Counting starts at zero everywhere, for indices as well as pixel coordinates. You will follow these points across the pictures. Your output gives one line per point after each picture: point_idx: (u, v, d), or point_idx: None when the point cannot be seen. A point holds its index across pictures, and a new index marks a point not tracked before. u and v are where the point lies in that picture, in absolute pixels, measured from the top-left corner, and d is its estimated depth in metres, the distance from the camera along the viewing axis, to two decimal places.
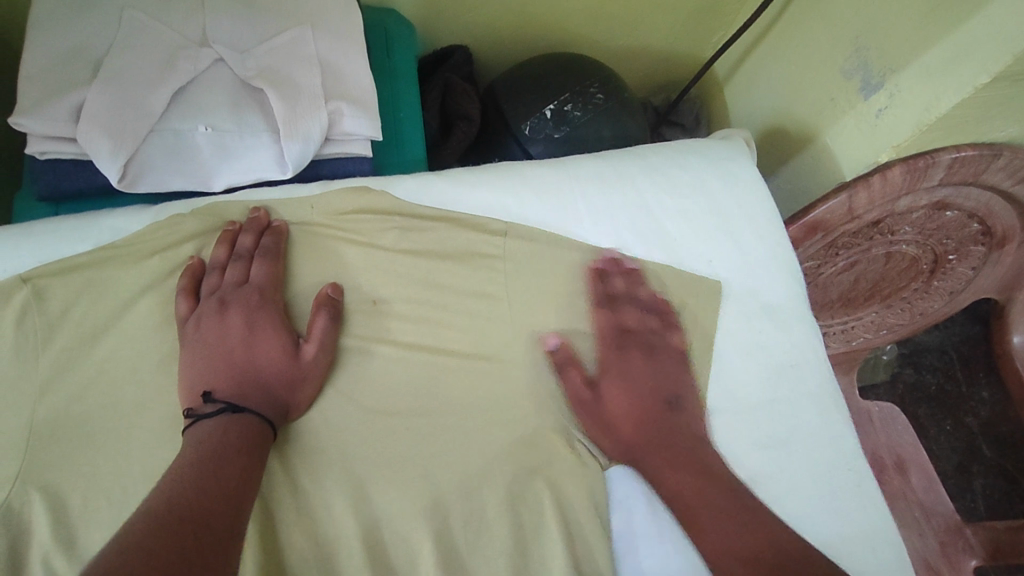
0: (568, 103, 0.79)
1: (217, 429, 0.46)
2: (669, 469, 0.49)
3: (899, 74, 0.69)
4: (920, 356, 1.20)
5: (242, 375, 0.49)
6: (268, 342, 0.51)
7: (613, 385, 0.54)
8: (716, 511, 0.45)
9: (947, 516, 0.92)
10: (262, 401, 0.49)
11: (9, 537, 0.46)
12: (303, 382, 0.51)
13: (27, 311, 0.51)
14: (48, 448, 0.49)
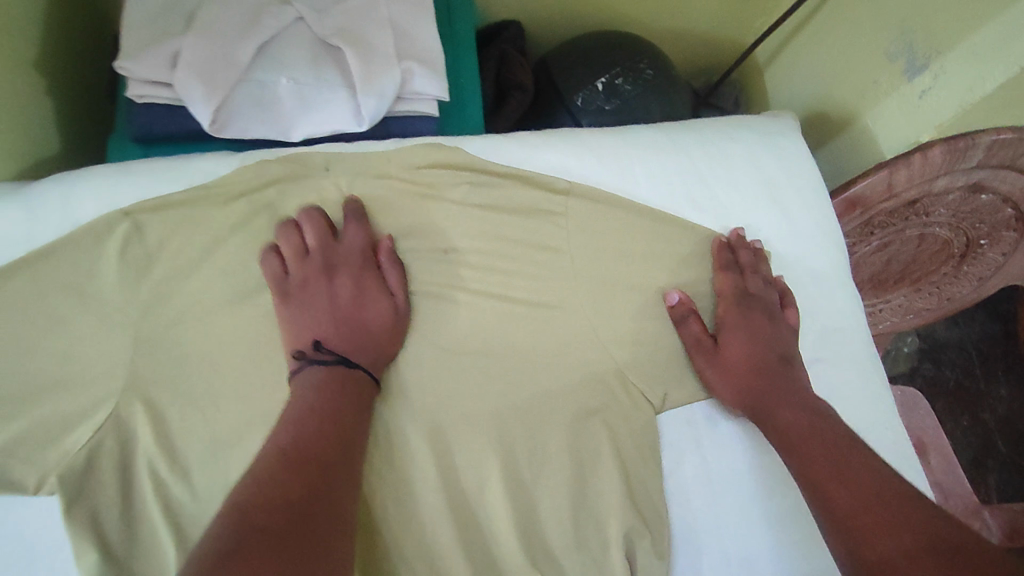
0: (619, 77, 0.82)
1: (334, 380, 0.52)
2: (784, 410, 0.54)
3: (945, 56, 0.71)
4: (939, 352, 1.24)
5: (353, 333, 0.56)
6: (371, 301, 0.57)
7: (734, 340, 0.60)
8: (826, 445, 0.51)
9: (965, 497, 0.95)
10: (366, 356, 0.55)
11: (121, 439, 0.51)
12: (397, 338, 0.57)
13: (130, 243, 0.56)
14: (150, 366, 0.53)
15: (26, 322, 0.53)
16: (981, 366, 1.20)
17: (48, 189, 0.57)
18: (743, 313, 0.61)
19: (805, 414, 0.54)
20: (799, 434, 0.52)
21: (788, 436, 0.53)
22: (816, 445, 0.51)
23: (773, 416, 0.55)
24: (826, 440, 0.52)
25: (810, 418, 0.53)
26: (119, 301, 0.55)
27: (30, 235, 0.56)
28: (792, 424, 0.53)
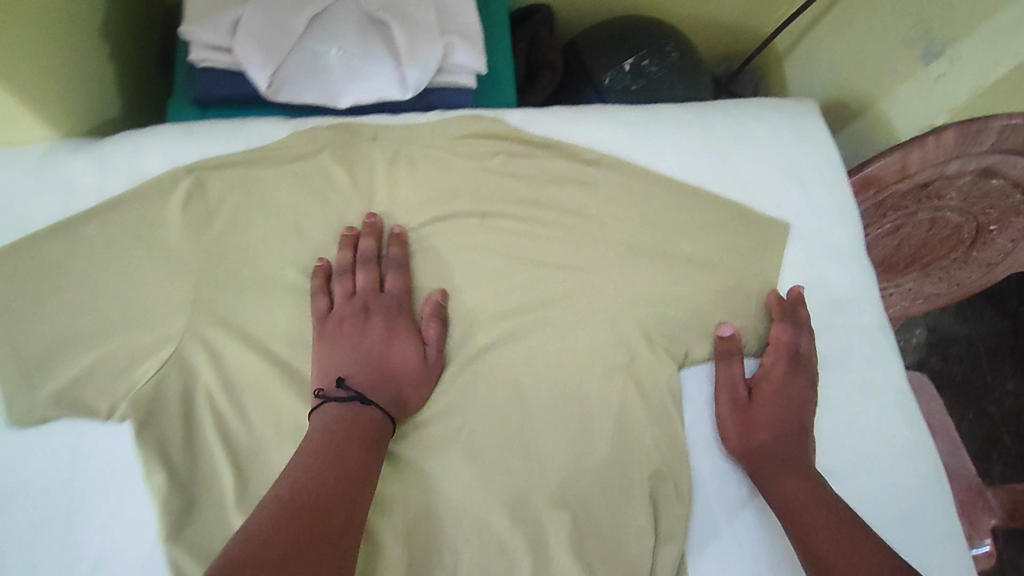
0: (646, 59, 0.85)
1: (352, 416, 0.52)
2: (791, 478, 0.55)
3: (961, 42, 0.74)
4: (948, 345, 1.28)
5: (379, 376, 0.56)
6: (401, 346, 0.57)
7: (769, 394, 0.60)
8: (820, 521, 0.52)
9: (969, 479, 0.97)
10: (386, 399, 0.55)
11: (183, 376, 0.56)
12: (425, 382, 0.58)
13: (192, 197, 0.60)
14: (209, 312, 0.57)
15: (95, 267, 0.57)
16: (990, 361, 1.25)
17: (118, 145, 0.61)
18: (788, 370, 0.61)
19: (812, 485, 0.55)
20: (800, 504, 0.53)
21: (792, 502, 0.54)
22: (818, 514, 0.52)
23: (781, 481, 0.55)
24: (821, 516, 0.52)
25: (815, 488, 0.54)
26: (180, 251, 0.59)
27: (99, 186, 0.60)
28: (798, 491, 0.54)
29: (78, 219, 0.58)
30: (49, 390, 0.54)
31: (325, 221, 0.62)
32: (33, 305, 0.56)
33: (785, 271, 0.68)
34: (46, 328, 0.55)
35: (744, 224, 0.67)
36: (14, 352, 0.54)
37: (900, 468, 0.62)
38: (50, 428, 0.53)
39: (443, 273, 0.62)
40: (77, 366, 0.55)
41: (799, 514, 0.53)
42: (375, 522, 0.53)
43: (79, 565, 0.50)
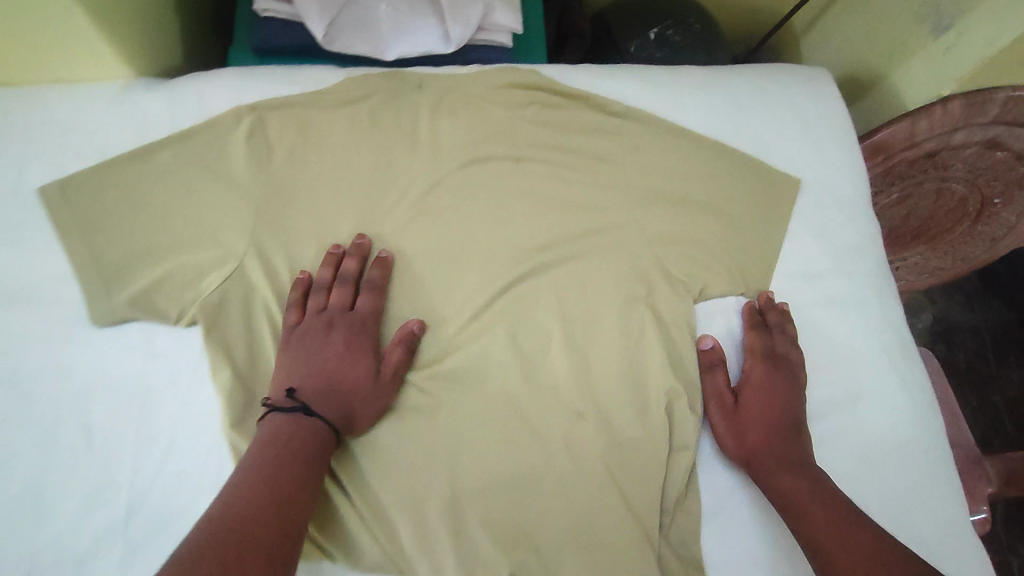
0: (670, 29, 0.91)
1: (293, 425, 0.54)
2: (786, 476, 0.57)
3: (969, 16, 0.79)
4: (954, 334, 1.32)
5: (330, 390, 0.57)
6: (357, 364, 0.59)
7: (751, 397, 0.63)
8: (821, 513, 0.54)
9: (967, 447, 0.97)
10: (333, 414, 0.56)
11: (246, 289, 0.61)
12: (377, 399, 0.58)
13: (254, 132, 0.65)
14: (269, 234, 0.63)
15: (166, 190, 0.63)
16: (995, 350, 1.29)
17: (187, 84, 0.67)
18: (768, 372, 0.63)
19: (806, 480, 0.57)
20: (801, 499, 0.55)
21: (789, 501, 0.56)
22: (817, 508, 0.54)
23: (776, 482, 0.57)
24: (821, 511, 0.54)
25: (808, 483, 0.56)
26: (244, 180, 0.64)
27: (172, 118, 0.66)
28: (794, 488, 0.56)
29: (153, 146, 0.64)
30: (125, 295, 0.60)
31: (372, 158, 0.67)
32: (112, 220, 0.62)
33: (796, 218, 0.72)
34: (123, 241, 0.61)
35: (760, 174, 0.72)
36: (96, 261, 0.60)
37: (899, 400, 0.66)
38: (127, 326, 0.59)
39: (479, 210, 0.67)
40: (150, 275, 0.61)
41: (801, 507, 0.55)
42: (417, 425, 0.59)
43: (153, 448, 0.56)
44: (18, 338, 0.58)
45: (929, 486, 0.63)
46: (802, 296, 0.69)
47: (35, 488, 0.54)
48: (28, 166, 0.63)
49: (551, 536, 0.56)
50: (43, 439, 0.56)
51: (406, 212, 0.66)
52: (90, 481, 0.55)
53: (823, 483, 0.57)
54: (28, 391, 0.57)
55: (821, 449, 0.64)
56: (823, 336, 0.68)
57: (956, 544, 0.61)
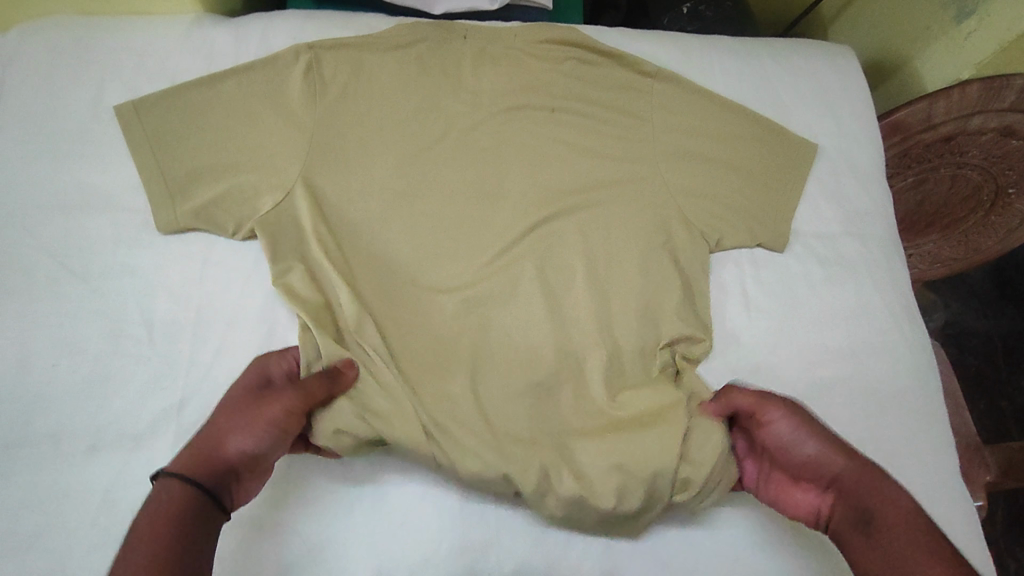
0: (702, 5, 0.96)
1: (161, 487, 0.47)
2: (884, 488, 0.52)
3: (991, 3, 0.83)
4: (965, 337, 1.33)
5: (200, 434, 0.51)
6: (229, 404, 0.54)
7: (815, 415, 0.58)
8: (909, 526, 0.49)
9: (968, 435, 0.89)
10: (202, 453, 0.49)
11: (292, 208, 0.65)
12: (263, 407, 0.53)
13: (311, 69, 0.69)
14: (320, 161, 0.67)
15: (227, 115, 0.67)
16: (1005, 355, 1.29)
17: (253, 24, 0.74)
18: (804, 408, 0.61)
19: (883, 489, 0.52)
20: (890, 514, 0.50)
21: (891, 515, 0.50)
22: (901, 522, 0.49)
23: (873, 493, 0.52)
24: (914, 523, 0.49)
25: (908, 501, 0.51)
26: (298, 110, 0.68)
27: (237, 53, 0.72)
28: (899, 505, 0.50)
29: (219, 75, 0.68)
30: (189, 207, 0.64)
31: (419, 99, 0.71)
32: (179, 138, 0.66)
33: (813, 182, 0.77)
34: (187, 158, 0.65)
35: (782, 138, 0.76)
36: (163, 174, 0.65)
37: (899, 355, 0.71)
38: (192, 235, 0.65)
39: (515, 155, 0.72)
40: (210, 191, 0.65)
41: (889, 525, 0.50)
42: (450, 342, 0.64)
43: (208, 344, 0.61)
44: (94, 238, 0.64)
45: (927, 436, 0.67)
46: (812, 253, 0.74)
47: (102, 372, 0.59)
48: (104, 86, 0.70)
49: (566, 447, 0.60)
50: (109, 330, 0.61)
51: (445, 151, 0.70)
52: (151, 370, 0.59)
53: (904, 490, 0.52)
54: (99, 285, 0.62)
55: (829, 394, 0.67)
56: (832, 292, 0.72)
57: (948, 491, 0.65)
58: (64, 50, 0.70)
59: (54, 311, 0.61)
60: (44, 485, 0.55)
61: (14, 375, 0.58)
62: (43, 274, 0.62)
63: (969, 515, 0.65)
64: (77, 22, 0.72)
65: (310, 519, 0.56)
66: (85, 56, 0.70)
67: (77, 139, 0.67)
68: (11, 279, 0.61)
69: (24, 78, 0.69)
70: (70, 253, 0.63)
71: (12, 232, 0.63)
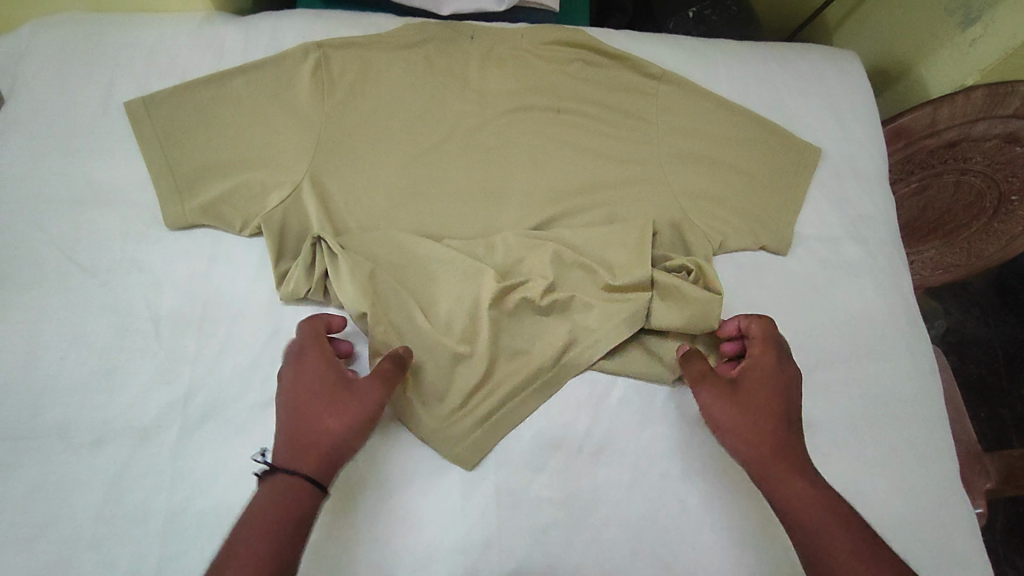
0: (707, 9, 0.97)
1: (278, 489, 0.49)
2: (793, 476, 0.53)
3: (996, 10, 0.83)
4: (966, 345, 1.33)
5: (293, 433, 0.52)
6: (317, 397, 0.53)
7: (765, 389, 0.56)
8: (813, 512, 0.51)
9: (969, 442, 0.89)
10: (311, 453, 0.51)
11: (298, 205, 0.65)
12: (349, 407, 0.53)
13: (319, 68, 0.70)
14: (326, 159, 0.67)
15: (236, 113, 0.68)
16: (1006, 364, 1.29)
17: (262, 23, 0.75)
18: (781, 363, 0.59)
19: (796, 474, 0.53)
20: (799, 506, 0.51)
21: (790, 497, 0.52)
22: (810, 510, 0.51)
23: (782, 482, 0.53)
24: (822, 514, 0.50)
25: (815, 484, 0.52)
26: (306, 108, 0.68)
27: (246, 52, 0.73)
28: (806, 489, 0.52)
29: (228, 73, 0.69)
30: (196, 203, 0.65)
31: (425, 98, 0.72)
32: (187, 135, 0.67)
33: (817, 186, 0.77)
34: (196, 155, 0.66)
35: (786, 142, 0.76)
36: (171, 171, 0.65)
37: (900, 359, 0.71)
38: (199, 231, 0.65)
39: (521, 155, 0.72)
40: (218, 187, 0.65)
41: (799, 517, 0.51)
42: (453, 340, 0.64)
43: (213, 339, 0.61)
44: (101, 233, 0.64)
45: (928, 440, 0.67)
46: (815, 257, 0.74)
47: (108, 365, 0.59)
48: (115, 82, 0.70)
49: (569, 445, 0.61)
50: (116, 324, 0.61)
51: (452, 150, 0.71)
52: (157, 364, 0.60)
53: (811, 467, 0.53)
54: (107, 279, 0.63)
55: (832, 397, 0.67)
56: (835, 295, 0.72)
57: (948, 495, 0.65)
58: (74, 46, 0.71)
59: (62, 304, 0.61)
60: (51, 477, 0.55)
61: (21, 367, 0.58)
62: (51, 268, 0.62)
63: (969, 519, 0.65)
64: (89, 18, 0.73)
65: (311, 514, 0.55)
66: (95, 52, 0.71)
67: (87, 135, 0.68)
68: (20, 272, 0.62)
69: (34, 74, 0.70)
70: (78, 247, 0.63)
71: (21, 226, 0.63)
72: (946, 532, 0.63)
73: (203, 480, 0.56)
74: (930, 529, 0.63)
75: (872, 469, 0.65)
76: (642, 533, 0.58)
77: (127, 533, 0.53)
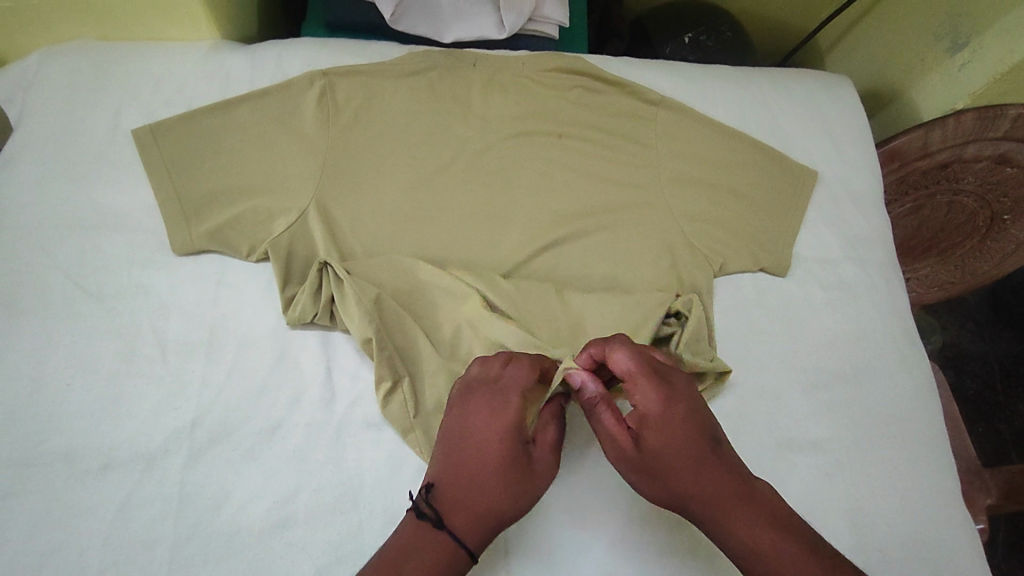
0: (702, 35, 1.00)
1: (436, 553, 0.48)
2: (738, 515, 0.49)
3: (983, 36, 0.85)
4: (963, 361, 1.34)
5: (462, 492, 0.50)
6: (496, 453, 0.51)
7: (662, 440, 0.51)
8: (772, 550, 0.47)
9: (969, 459, 0.89)
10: (475, 522, 0.49)
11: (303, 231, 0.66)
12: (527, 484, 0.51)
13: (324, 96, 0.71)
14: (331, 186, 0.68)
15: (242, 139, 0.69)
16: (1003, 379, 1.30)
17: (268, 50, 0.76)
18: (664, 390, 0.53)
19: (742, 510, 0.49)
20: (755, 548, 0.48)
21: (759, 562, 0.47)
22: (767, 547, 0.47)
23: (726, 525, 0.49)
24: (780, 547, 0.47)
25: (779, 534, 0.48)
26: (312, 135, 0.70)
27: (252, 79, 0.74)
28: (773, 547, 0.47)
29: (234, 101, 0.70)
30: (202, 229, 0.65)
31: (429, 124, 0.73)
32: (193, 162, 0.67)
33: (814, 209, 0.78)
34: (203, 181, 0.67)
35: (783, 165, 0.78)
36: (178, 197, 0.66)
37: (900, 378, 0.72)
38: (204, 256, 0.66)
39: (524, 179, 0.73)
40: (225, 214, 0.66)
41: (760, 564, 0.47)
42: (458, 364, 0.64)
43: (220, 364, 0.62)
44: (109, 258, 0.65)
45: (928, 459, 0.68)
46: (814, 278, 0.75)
47: (115, 391, 0.59)
48: (123, 109, 0.71)
49: (575, 466, 0.61)
50: (123, 350, 0.61)
51: (455, 175, 0.72)
52: (164, 389, 0.60)
53: (754, 492, 0.50)
54: (113, 305, 0.63)
55: (834, 417, 0.68)
56: (834, 315, 0.73)
57: (951, 513, 0.65)
58: (83, 74, 0.72)
59: (67, 331, 0.61)
60: (55, 505, 0.55)
61: (27, 395, 0.58)
62: (57, 295, 0.63)
63: (973, 537, 0.65)
64: (97, 46, 0.74)
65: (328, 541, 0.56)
66: (104, 79, 0.72)
67: (94, 161, 0.69)
68: (26, 298, 0.62)
69: (42, 102, 0.71)
70: (84, 273, 0.64)
71: (28, 252, 0.64)
72: (949, 551, 0.64)
73: (210, 505, 0.56)
74: (933, 548, 0.63)
75: (875, 488, 0.65)
76: (649, 556, 0.58)
77: (133, 561, 0.53)
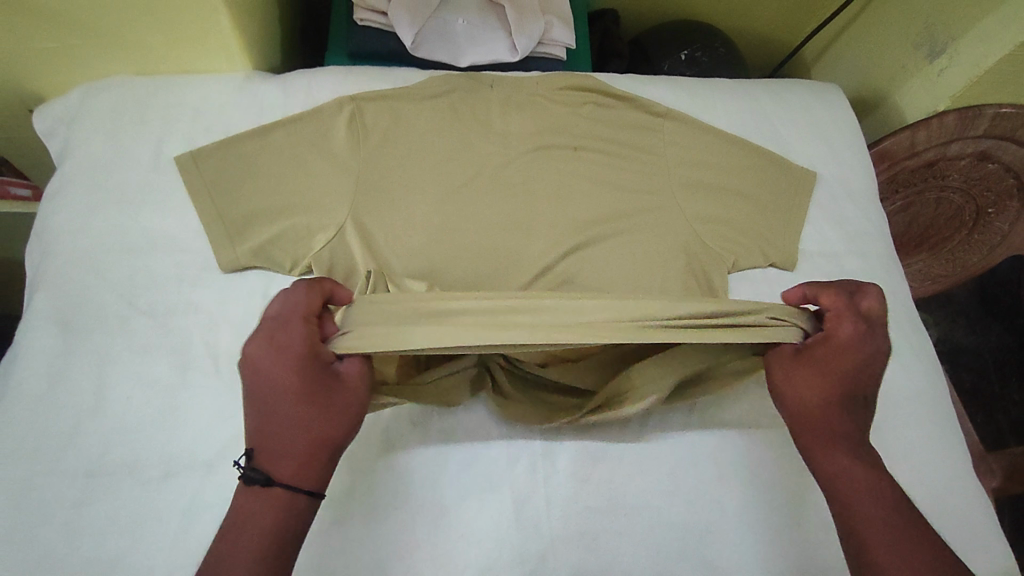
0: (698, 51, 1.06)
1: (269, 505, 0.50)
2: (834, 445, 0.56)
3: (958, 42, 0.91)
4: (958, 354, 1.39)
5: (277, 441, 0.51)
6: (297, 394, 0.52)
7: (826, 358, 0.58)
8: (859, 487, 0.54)
9: (972, 442, 0.94)
10: (300, 463, 0.51)
11: (342, 246, 0.70)
12: (335, 412, 0.53)
13: (354, 119, 0.75)
14: (363, 203, 0.72)
15: (278, 161, 0.73)
16: (997, 370, 1.36)
17: (298, 78, 0.81)
18: (857, 330, 0.59)
19: (847, 449, 0.56)
20: (843, 478, 0.54)
21: (835, 480, 0.55)
22: (856, 481, 0.54)
23: (823, 446, 0.56)
24: (869, 488, 0.53)
25: (867, 470, 0.54)
26: (344, 155, 0.74)
27: (284, 106, 0.79)
28: (858, 479, 0.54)
29: (270, 126, 0.74)
30: (246, 247, 0.69)
31: (453, 142, 0.78)
32: (233, 184, 0.71)
33: (815, 209, 0.84)
34: (243, 202, 0.70)
35: (784, 168, 0.83)
36: (220, 217, 0.70)
37: (908, 361, 0.76)
38: (249, 273, 0.70)
39: (544, 190, 0.78)
40: (266, 232, 0.70)
41: (844, 491, 0.54)
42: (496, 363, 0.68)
43: None
44: (158, 277, 0.68)
45: (939, 437, 0.72)
46: (820, 271, 0.80)
47: (171, 402, 0.62)
48: (164, 139, 0.76)
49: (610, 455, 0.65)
50: (176, 362, 0.64)
51: (481, 187, 0.76)
52: (217, 397, 0.63)
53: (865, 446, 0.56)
54: (165, 321, 0.66)
55: None
56: None
57: (964, 487, 0.69)
58: (125, 105, 0.76)
59: (123, 347, 0.64)
60: (121, 511, 0.57)
61: (88, 408, 0.61)
62: (111, 313, 0.66)
63: (985, 509, 0.69)
64: (137, 78, 0.78)
65: (387, 522, 0.60)
66: (146, 110, 0.76)
67: (140, 187, 0.72)
68: (82, 318, 0.65)
69: (88, 133, 0.74)
70: (136, 292, 0.67)
71: (81, 274, 0.67)
72: (963, 521, 0.68)
73: None
74: (949, 520, 0.67)
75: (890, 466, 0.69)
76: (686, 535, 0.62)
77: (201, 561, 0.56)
